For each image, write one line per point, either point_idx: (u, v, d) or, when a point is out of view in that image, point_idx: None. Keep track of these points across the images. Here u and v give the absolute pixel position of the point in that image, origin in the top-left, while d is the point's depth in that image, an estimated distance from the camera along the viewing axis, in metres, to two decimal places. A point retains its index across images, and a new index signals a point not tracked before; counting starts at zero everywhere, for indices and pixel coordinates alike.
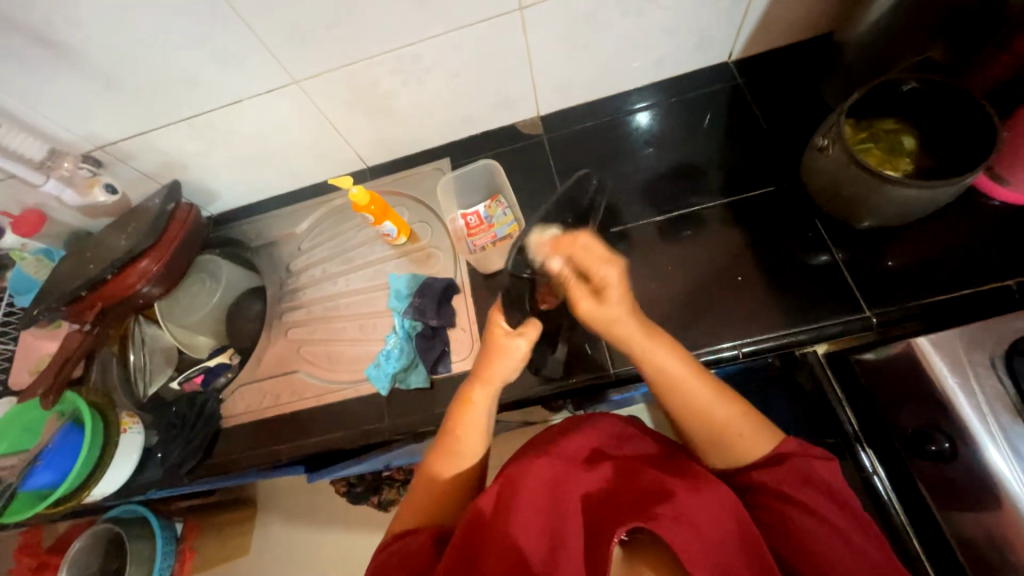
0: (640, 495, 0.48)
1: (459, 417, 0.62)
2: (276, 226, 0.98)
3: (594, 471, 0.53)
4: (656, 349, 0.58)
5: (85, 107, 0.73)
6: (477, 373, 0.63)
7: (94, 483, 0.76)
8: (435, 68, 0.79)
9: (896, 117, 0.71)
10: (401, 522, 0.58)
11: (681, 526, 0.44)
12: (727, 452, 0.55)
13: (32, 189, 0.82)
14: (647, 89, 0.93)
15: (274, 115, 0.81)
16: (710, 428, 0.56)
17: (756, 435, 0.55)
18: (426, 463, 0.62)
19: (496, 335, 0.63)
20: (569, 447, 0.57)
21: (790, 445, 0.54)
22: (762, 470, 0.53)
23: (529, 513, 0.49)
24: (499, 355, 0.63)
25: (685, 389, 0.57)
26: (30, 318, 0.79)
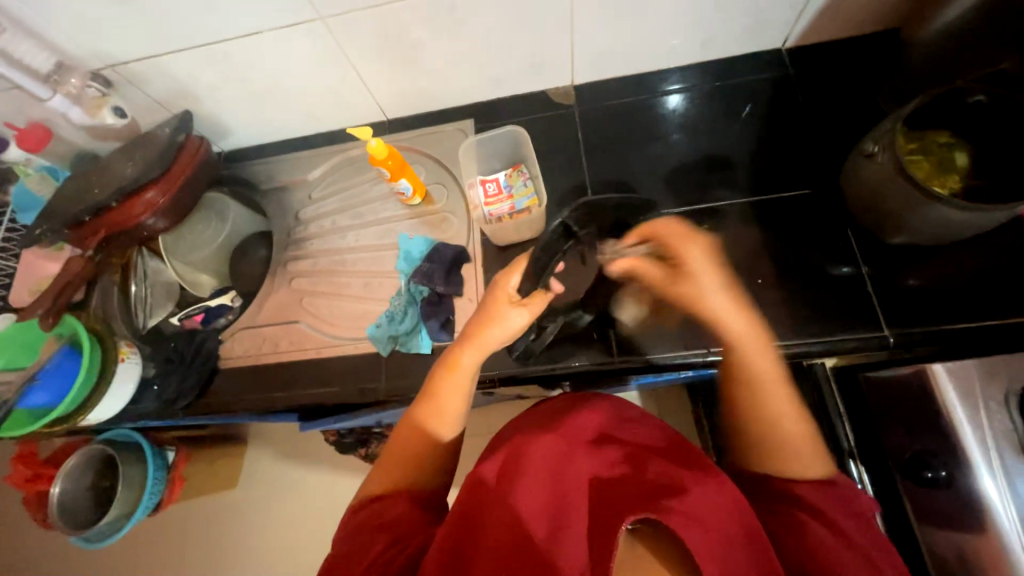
0: (645, 485, 0.47)
1: (444, 377, 0.61)
2: (288, 170, 0.95)
3: (599, 455, 0.53)
4: (754, 338, 0.58)
5: (96, 20, 0.68)
6: (468, 336, 0.62)
7: (91, 407, 0.77)
8: (470, 20, 0.74)
9: (951, 131, 0.67)
10: (382, 475, 0.57)
11: (690, 518, 0.43)
12: (774, 464, 0.54)
13: (37, 103, 0.79)
14: (690, 70, 0.87)
15: (295, 53, 0.76)
16: (776, 435, 0.54)
17: (814, 455, 0.53)
18: (406, 417, 0.60)
19: (496, 302, 0.64)
20: (575, 426, 0.56)
21: (841, 474, 0.53)
22: (810, 486, 0.51)
23: (527, 490, 0.48)
24: (494, 318, 0.63)
25: (771, 388, 0.56)
26: (32, 238, 0.77)
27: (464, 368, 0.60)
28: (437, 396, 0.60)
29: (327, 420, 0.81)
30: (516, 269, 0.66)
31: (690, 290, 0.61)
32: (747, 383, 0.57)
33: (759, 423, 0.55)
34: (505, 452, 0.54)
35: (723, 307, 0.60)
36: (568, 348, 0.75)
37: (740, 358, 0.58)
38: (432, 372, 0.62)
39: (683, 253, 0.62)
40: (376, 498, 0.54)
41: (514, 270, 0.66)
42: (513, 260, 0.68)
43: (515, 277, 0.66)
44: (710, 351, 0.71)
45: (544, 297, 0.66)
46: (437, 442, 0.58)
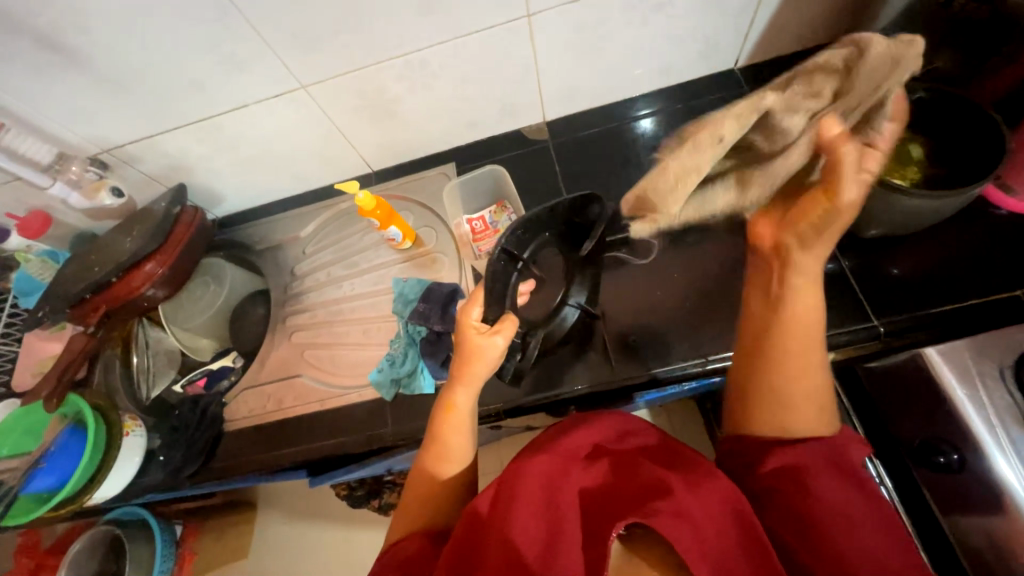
0: (639, 491, 0.48)
1: (443, 420, 0.61)
2: (281, 229, 0.98)
3: (592, 468, 0.53)
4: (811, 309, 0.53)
5: (92, 110, 0.73)
6: (455, 375, 0.62)
7: (94, 488, 0.76)
8: (442, 73, 0.79)
9: (903, 126, 0.70)
10: (398, 524, 0.58)
11: (678, 522, 0.44)
12: (788, 424, 0.52)
13: (38, 192, 0.82)
14: (653, 97, 0.93)
15: (281, 120, 0.81)
16: (800, 397, 0.52)
17: (823, 416, 0.53)
18: (416, 466, 0.61)
19: (470, 338, 0.61)
20: (571, 443, 0.55)
21: (841, 432, 0.52)
22: (802, 449, 0.51)
23: (522, 513, 0.48)
24: (475, 356, 0.60)
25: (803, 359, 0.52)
26: (33, 321, 0.78)
27: (459, 408, 0.60)
28: (443, 438, 0.60)
29: (337, 472, 0.82)
30: (479, 299, 0.62)
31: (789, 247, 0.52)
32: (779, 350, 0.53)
33: (773, 391, 0.53)
34: (500, 476, 0.53)
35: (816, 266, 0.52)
36: (571, 372, 0.76)
37: (807, 334, 0.53)
38: (430, 416, 0.62)
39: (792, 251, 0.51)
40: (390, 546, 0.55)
41: (476, 300, 0.63)
42: (478, 288, 0.64)
43: (478, 308, 0.62)
44: (709, 359, 0.72)
45: (516, 322, 0.63)
46: (448, 480, 0.59)
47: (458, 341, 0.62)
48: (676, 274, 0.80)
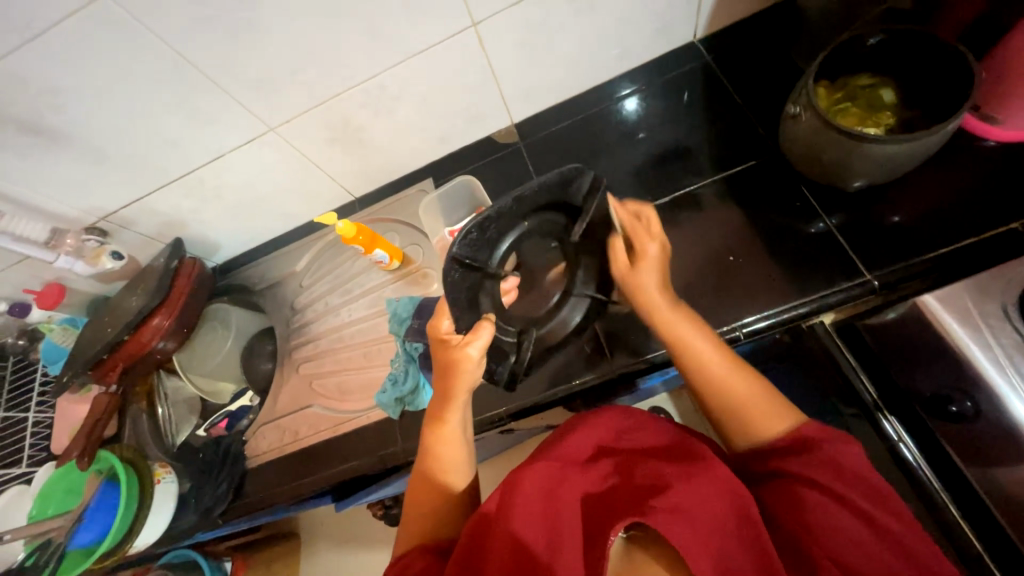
0: (636, 490, 0.49)
1: (435, 436, 0.63)
2: (277, 267, 1.02)
3: (592, 470, 0.54)
4: (705, 337, 0.62)
5: (84, 182, 0.78)
6: (441, 392, 0.64)
7: (135, 536, 0.81)
8: (402, 95, 0.80)
9: (871, 72, 0.69)
10: (402, 541, 0.59)
11: (673, 517, 0.44)
12: (747, 430, 0.57)
13: (48, 266, 0.88)
14: (618, 83, 0.92)
15: (258, 164, 0.84)
16: (734, 409, 0.57)
17: (777, 415, 0.56)
18: (415, 477, 0.63)
19: (447, 350, 0.63)
20: (571, 447, 0.57)
21: (811, 426, 0.53)
22: (794, 457, 0.52)
23: (524, 513, 0.49)
24: (454, 370, 0.62)
25: (710, 360, 0.60)
26: (61, 386, 0.83)
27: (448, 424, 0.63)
28: (435, 452, 0.62)
29: (360, 495, 0.84)
30: (444, 312, 0.65)
31: (634, 279, 0.66)
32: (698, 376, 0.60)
33: (735, 416, 0.57)
34: (504, 480, 0.55)
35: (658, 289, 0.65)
36: (569, 370, 0.76)
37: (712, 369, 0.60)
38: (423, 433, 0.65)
39: (642, 246, 0.67)
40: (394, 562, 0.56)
41: (443, 312, 0.66)
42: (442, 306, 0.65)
43: (447, 320, 0.65)
44: None
45: (492, 323, 0.64)
46: (451, 495, 0.61)
47: (439, 356, 0.65)
48: None
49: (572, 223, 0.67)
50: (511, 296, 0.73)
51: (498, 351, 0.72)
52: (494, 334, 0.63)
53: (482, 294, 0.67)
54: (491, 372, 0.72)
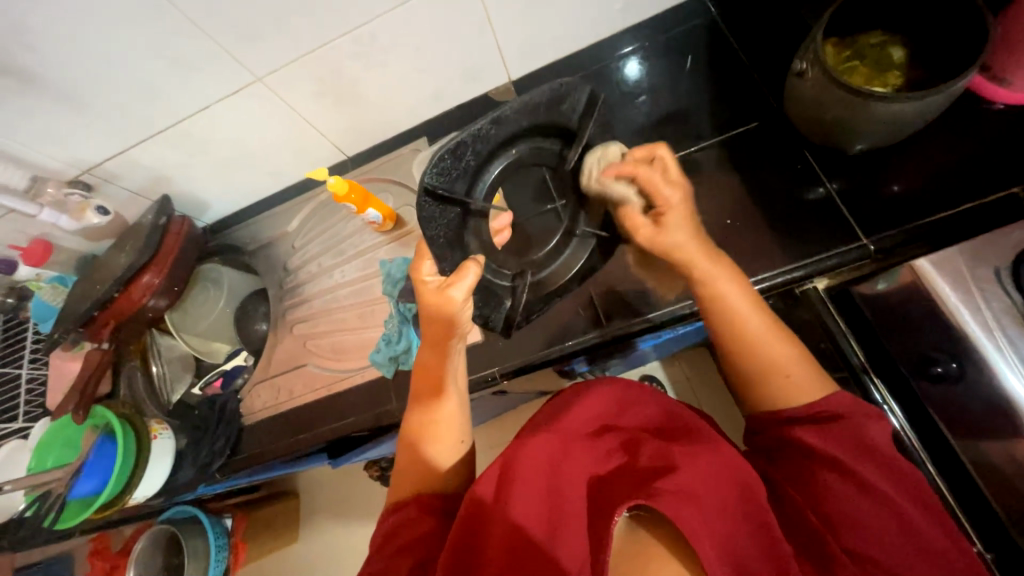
0: (641, 473, 0.50)
1: (426, 383, 0.65)
2: (269, 227, 1.00)
3: (596, 447, 0.56)
4: (745, 295, 0.60)
5: (64, 131, 0.75)
6: (428, 338, 0.65)
7: (135, 487, 0.83)
8: (395, 46, 0.77)
9: (882, 28, 0.67)
10: (399, 492, 0.60)
11: (681, 498, 0.45)
12: (769, 391, 0.57)
13: (33, 221, 0.86)
14: (620, 39, 0.89)
15: (247, 116, 0.81)
16: (764, 364, 0.57)
17: (812, 380, 0.56)
18: (407, 431, 0.64)
19: (429, 292, 0.64)
20: (574, 422, 0.58)
21: (839, 399, 0.53)
22: (810, 429, 0.53)
23: (525, 495, 0.50)
24: (437, 313, 0.63)
25: (748, 319, 0.59)
26: (52, 342, 0.83)
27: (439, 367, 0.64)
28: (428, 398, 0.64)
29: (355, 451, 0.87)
30: (423, 256, 0.67)
31: (668, 242, 0.63)
32: (731, 329, 0.59)
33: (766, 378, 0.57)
34: (503, 455, 0.56)
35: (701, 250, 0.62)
36: (563, 331, 0.76)
37: (746, 328, 0.59)
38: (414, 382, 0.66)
39: (660, 198, 0.64)
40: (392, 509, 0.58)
41: (423, 256, 0.67)
42: (421, 246, 0.68)
43: (427, 263, 0.67)
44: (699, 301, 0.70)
45: (477, 262, 0.64)
46: (444, 446, 0.62)
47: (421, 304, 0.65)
48: None
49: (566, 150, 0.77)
50: (505, 235, 0.79)
51: (493, 295, 0.78)
52: (478, 276, 0.64)
53: (462, 229, 0.74)
54: (485, 319, 0.77)
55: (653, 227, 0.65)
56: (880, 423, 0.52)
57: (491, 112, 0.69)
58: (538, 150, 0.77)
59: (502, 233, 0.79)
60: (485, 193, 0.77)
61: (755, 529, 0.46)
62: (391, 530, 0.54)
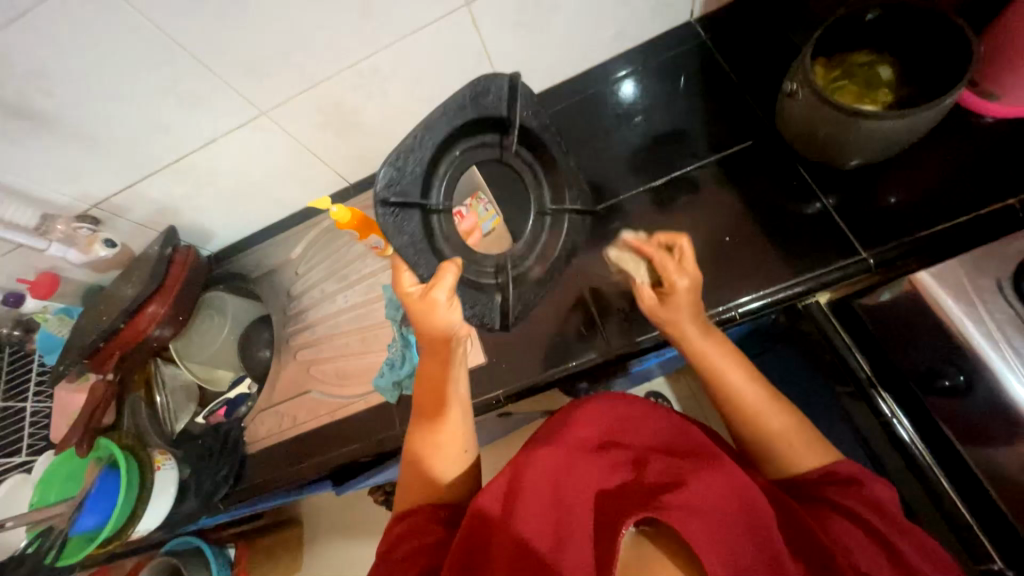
0: (647, 488, 0.50)
1: (426, 387, 0.63)
2: (272, 254, 1.01)
3: (602, 461, 0.55)
4: (739, 368, 0.61)
5: (73, 168, 0.76)
6: (423, 345, 0.62)
7: (136, 521, 0.82)
8: (395, 77, 0.79)
9: (869, 48, 0.68)
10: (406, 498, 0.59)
11: (685, 511, 0.45)
12: (782, 463, 0.57)
13: (41, 255, 0.87)
14: (614, 64, 0.91)
15: (251, 148, 0.83)
16: (771, 443, 0.57)
17: (813, 446, 0.57)
18: (411, 437, 0.63)
19: (413, 302, 0.59)
20: (580, 436, 0.58)
21: (851, 465, 0.53)
22: (833, 487, 0.53)
23: (533, 509, 0.50)
24: (425, 321, 0.59)
25: (750, 397, 0.59)
26: (57, 376, 0.83)
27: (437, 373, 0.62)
28: (429, 399, 0.62)
29: (360, 479, 0.85)
30: (400, 266, 0.61)
31: (672, 320, 0.63)
32: (737, 407, 0.60)
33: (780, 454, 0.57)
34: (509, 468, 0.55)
35: (702, 334, 0.62)
36: (565, 350, 0.76)
37: (749, 405, 0.59)
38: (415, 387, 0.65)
39: (672, 281, 0.62)
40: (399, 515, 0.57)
41: (401, 270, 0.61)
42: (393, 265, 0.61)
43: (406, 273, 0.61)
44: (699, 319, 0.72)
45: (456, 264, 0.59)
46: (448, 446, 0.61)
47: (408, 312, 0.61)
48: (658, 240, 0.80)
49: (506, 138, 0.68)
50: (475, 236, 0.80)
51: (481, 292, 0.69)
52: (458, 275, 0.59)
53: (433, 238, 0.65)
54: (482, 317, 0.68)
55: (658, 303, 0.64)
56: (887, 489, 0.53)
57: (421, 120, 0.58)
58: (484, 142, 0.68)
59: (480, 230, 0.74)
60: (443, 192, 0.66)
61: (765, 541, 0.44)
62: (398, 536, 0.54)
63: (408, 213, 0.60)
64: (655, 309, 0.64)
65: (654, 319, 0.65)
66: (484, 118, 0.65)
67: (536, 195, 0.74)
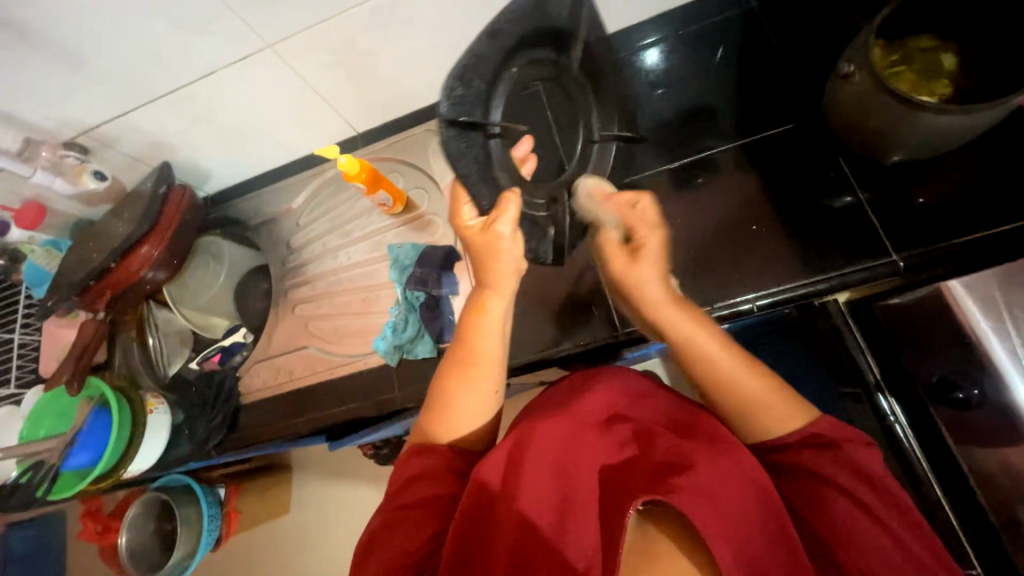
0: (656, 467, 0.49)
1: (472, 322, 0.60)
2: (272, 202, 0.97)
3: (610, 436, 0.54)
4: (694, 323, 0.58)
5: (59, 90, 0.70)
6: (481, 277, 0.60)
7: (130, 461, 0.82)
8: (416, 18, 0.72)
9: (932, 33, 0.63)
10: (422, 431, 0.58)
11: (698, 497, 0.45)
12: (755, 424, 0.53)
13: (26, 182, 0.82)
14: (652, 24, 0.84)
15: (254, 84, 0.77)
16: (732, 396, 0.54)
17: (787, 407, 0.53)
18: (442, 375, 0.60)
19: (474, 234, 0.58)
20: (588, 407, 0.56)
21: (825, 422, 0.51)
22: (810, 451, 0.50)
23: (540, 480, 0.49)
24: (490, 254, 0.58)
25: (712, 355, 0.55)
26: (46, 310, 0.80)
27: (490, 311, 0.60)
28: (472, 336, 0.59)
29: (353, 437, 0.83)
30: (460, 191, 0.59)
31: (631, 274, 0.62)
32: (695, 363, 0.56)
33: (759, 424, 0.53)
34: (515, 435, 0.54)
35: (660, 289, 0.61)
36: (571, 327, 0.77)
37: (711, 360, 0.55)
38: (460, 320, 0.62)
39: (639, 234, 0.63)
40: (412, 453, 0.55)
41: (460, 199, 0.59)
42: (453, 186, 0.59)
43: (467, 205, 0.59)
44: (715, 307, 0.71)
45: (518, 194, 0.56)
46: (481, 390, 0.58)
47: (467, 247, 0.59)
48: (679, 221, 0.77)
49: (562, 56, 0.63)
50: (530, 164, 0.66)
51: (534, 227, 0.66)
52: (520, 208, 0.57)
53: (490, 164, 0.59)
54: (536, 252, 0.67)
55: (628, 259, 0.63)
56: (872, 451, 0.50)
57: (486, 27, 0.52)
58: (540, 57, 0.62)
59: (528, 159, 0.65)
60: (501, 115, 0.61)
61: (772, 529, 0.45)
62: (408, 480, 0.53)
63: (472, 131, 0.55)
64: (622, 267, 0.63)
65: (619, 275, 0.63)
66: (552, 33, 0.60)
67: (584, 121, 0.70)
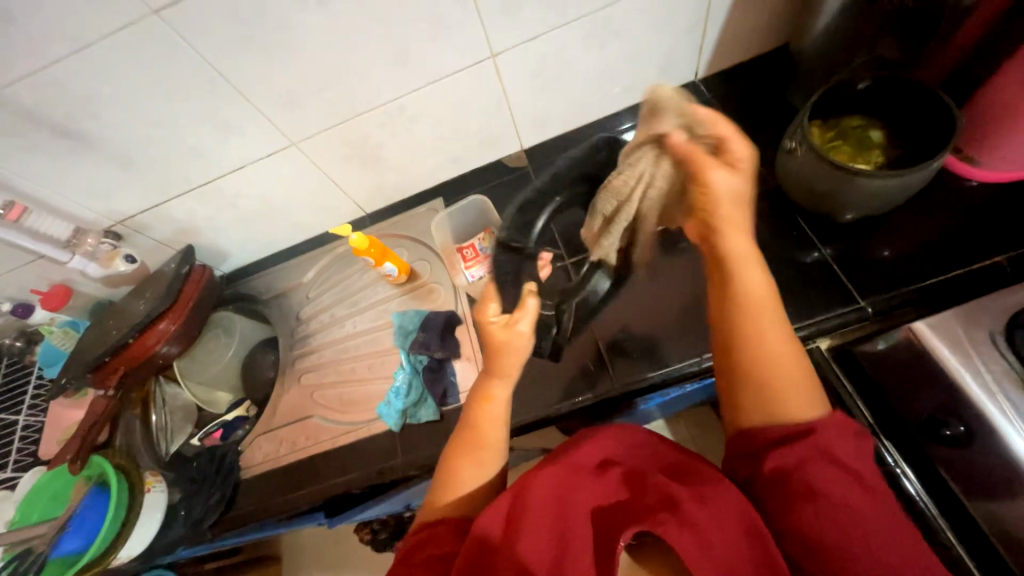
0: (647, 504, 0.50)
1: (480, 411, 0.64)
2: (285, 278, 1.03)
3: (604, 478, 0.54)
4: (745, 253, 0.59)
5: (105, 184, 0.79)
6: (489, 369, 0.64)
7: (117, 550, 0.78)
8: (421, 118, 0.85)
9: (861, 114, 0.74)
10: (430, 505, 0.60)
11: (683, 531, 0.46)
12: (773, 403, 0.54)
13: (58, 267, 0.88)
14: (624, 113, 0.97)
15: (278, 176, 0.87)
16: (761, 358, 0.56)
17: (813, 402, 0.54)
18: (448, 461, 0.62)
19: (495, 330, 0.62)
20: (585, 454, 0.57)
21: (830, 420, 0.52)
22: (788, 445, 0.51)
23: (537, 530, 0.50)
24: (504, 351, 0.62)
25: (762, 303, 0.57)
26: (58, 388, 0.82)
27: (495, 400, 0.64)
28: (480, 424, 0.62)
29: (355, 509, 0.83)
30: (489, 296, 0.66)
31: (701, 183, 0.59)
32: (740, 298, 0.58)
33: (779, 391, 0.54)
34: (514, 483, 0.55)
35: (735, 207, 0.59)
36: (571, 386, 0.77)
37: (750, 302, 0.57)
38: (465, 408, 0.66)
39: (711, 162, 0.58)
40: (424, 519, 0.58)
41: (489, 297, 0.65)
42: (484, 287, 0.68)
43: (492, 304, 0.65)
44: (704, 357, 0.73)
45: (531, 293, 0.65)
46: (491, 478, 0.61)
47: (484, 338, 0.64)
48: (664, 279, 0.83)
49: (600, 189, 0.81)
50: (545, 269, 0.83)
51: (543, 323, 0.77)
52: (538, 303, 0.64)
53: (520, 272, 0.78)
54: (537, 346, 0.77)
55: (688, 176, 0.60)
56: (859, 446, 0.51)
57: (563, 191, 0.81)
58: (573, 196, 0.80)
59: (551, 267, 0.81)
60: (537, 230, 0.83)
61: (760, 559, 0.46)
62: (418, 542, 0.55)
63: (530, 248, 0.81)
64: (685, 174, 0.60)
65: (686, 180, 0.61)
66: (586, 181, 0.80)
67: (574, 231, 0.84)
